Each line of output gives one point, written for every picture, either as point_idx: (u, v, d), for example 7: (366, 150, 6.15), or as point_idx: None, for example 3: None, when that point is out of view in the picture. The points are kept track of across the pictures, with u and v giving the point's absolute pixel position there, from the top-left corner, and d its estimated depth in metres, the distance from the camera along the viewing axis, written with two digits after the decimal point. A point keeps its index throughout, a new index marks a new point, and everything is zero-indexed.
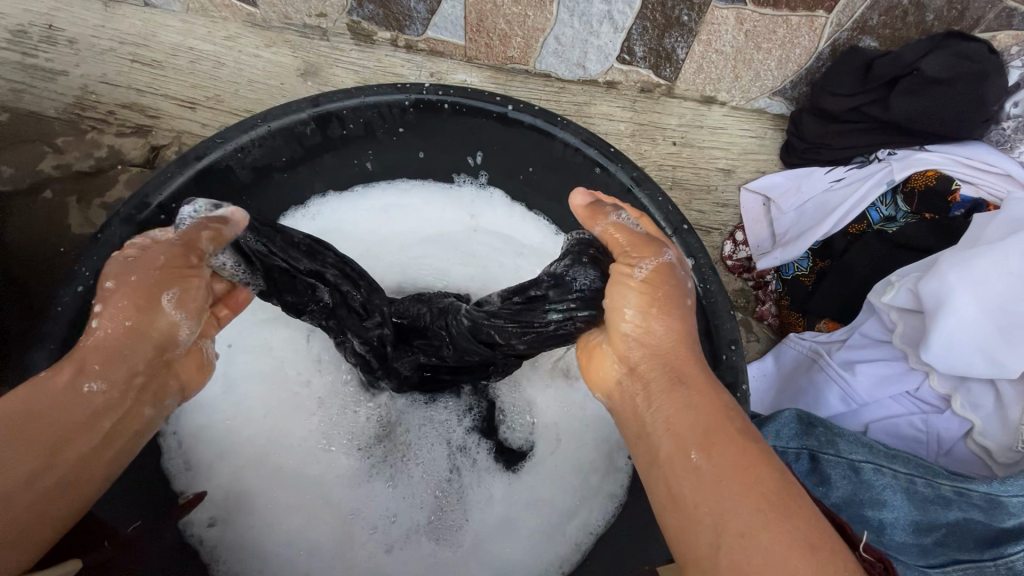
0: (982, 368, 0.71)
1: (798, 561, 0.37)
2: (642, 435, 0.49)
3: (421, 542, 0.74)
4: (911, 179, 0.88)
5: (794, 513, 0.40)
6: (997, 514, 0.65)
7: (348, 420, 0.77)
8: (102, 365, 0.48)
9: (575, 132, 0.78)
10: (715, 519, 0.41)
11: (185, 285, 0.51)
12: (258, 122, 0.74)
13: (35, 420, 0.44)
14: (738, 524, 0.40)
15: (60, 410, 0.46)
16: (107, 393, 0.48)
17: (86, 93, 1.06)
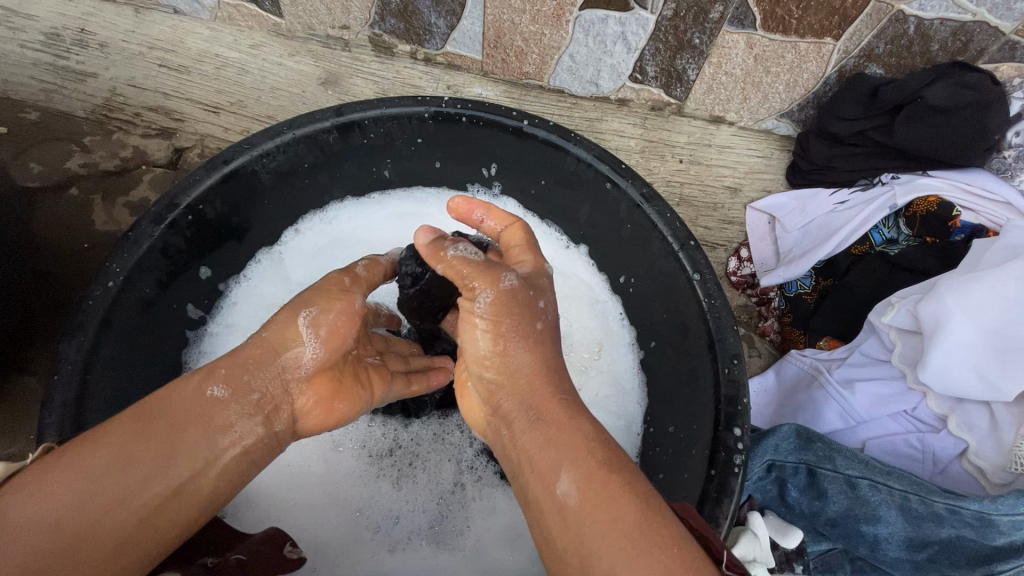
0: (978, 391, 0.73)
1: None
2: (516, 473, 0.50)
3: (424, 546, 0.76)
4: (913, 204, 0.91)
5: (654, 539, 0.41)
6: (988, 532, 0.67)
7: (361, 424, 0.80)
8: (227, 376, 0.55)
9: (588, 148, 0.81)
10: (583, 554, 0.42)
11: (324, 305, 0.58)
12: (284, 129, 0.77)
13: (159, 425, 0.50)
14: (603, 557, 0.41)
15: (183, 415, 0.52)
16: (226, 405, 0.54)
17: (115, 95, 1.10)
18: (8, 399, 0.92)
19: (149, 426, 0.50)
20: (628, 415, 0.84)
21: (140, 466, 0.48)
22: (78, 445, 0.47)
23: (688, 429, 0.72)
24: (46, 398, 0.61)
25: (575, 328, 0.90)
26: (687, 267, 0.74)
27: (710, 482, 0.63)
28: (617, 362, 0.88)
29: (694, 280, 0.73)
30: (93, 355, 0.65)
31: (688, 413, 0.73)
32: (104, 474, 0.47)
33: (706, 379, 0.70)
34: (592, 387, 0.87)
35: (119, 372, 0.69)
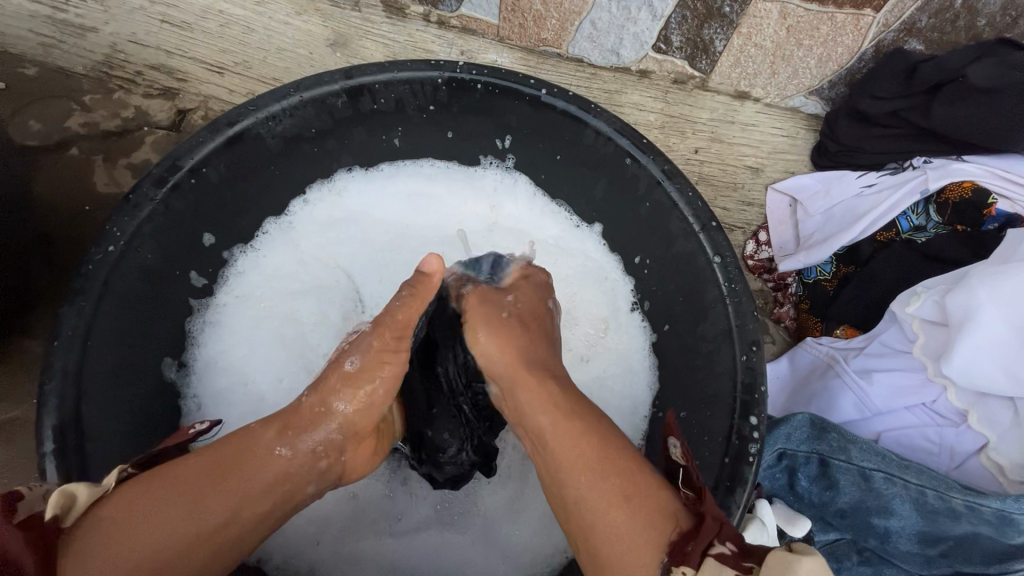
0: (1003, 385, 0.70)
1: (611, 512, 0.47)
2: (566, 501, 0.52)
3: (440, 534, 0.75)
4: (946, 189, 0.86)
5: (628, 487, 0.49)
6: (1007, 530, 0.64)
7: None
8: (287, 434, 0.56)
9: (608, 121, 0.77)
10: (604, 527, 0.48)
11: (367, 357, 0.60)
12: (292, 91, 0.74)
13: (221, 469, 0.52)
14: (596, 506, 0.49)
15: (257, 462, 0.54)
16: (287, 457, 0.56)
17: (115, 51, 1.05)
18: (9, 363, 0.91)
19: (222, 472, 0.52)
20: (636, 397, 0.82)
21: (215, 511, 0.50)
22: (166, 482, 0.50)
23: (701, 415, 0.71)
24: (47, 365, 0.59)
25: (583, 306, 0.88)
26: (707, 249, 0.71)
27: (723, 469, 0.63)
28: (624, 341, 0.85)
29: (714, 263, 0.71)
30: (94, 320, 0.63)
31: (703, 399, 0.71)
32: (169, 527, 0.47)
33: (723, 366, 0.68)
34: (604, 363, 0.84)
35: (121, 339, 0.67)
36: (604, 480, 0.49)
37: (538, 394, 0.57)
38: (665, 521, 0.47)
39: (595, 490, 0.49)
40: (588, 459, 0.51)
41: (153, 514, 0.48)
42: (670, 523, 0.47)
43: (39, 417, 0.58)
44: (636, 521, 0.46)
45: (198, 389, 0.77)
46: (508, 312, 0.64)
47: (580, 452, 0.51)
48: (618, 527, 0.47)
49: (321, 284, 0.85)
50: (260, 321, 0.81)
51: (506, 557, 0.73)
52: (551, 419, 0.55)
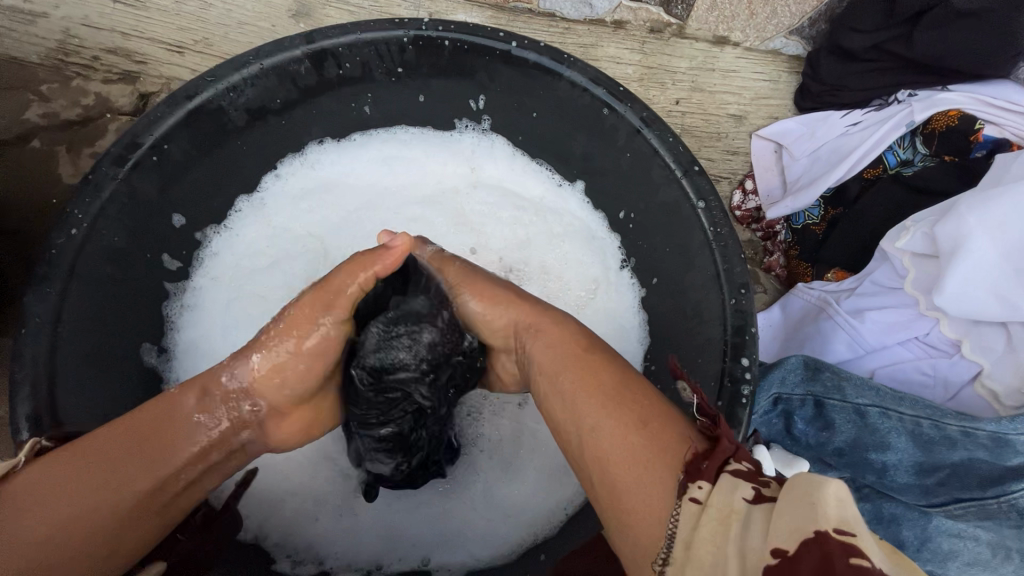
0: (995, 312, 0.70)
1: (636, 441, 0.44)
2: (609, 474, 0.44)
3: (437, 503, 0.73)
4: (933, 119, 0.85)
5: (660, 426, 0.44)
6: (1003, 452, 0.66)
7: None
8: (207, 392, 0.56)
9: (582, 71, 0.74)
10: (637, 470, 0.42)
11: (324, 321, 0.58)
12: (252, 59, 0.71)
13: (138, 436, 0.52)
14: (635, 449, 0.43)
15: (177, 426, 0.54)
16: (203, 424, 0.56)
17: (68, 37, 1.01)
18: None
19: (142, 439, 0.52)
20: (628, 354, 0.81)
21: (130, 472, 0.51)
22: (80, 445, 0.51)
23: (693, 364, 0.70)
24: (17, 354, 0.58)
25: (572, 267, 0.85)
26: (691, 194, 0.70)
27: (718, 414, 0.62)
28: (614, 300, 0.83)
29: (698, 208, 0.69)
30: (62, 307, 0.61)
31: (694, 347, 0.70)
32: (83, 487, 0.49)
33: (713, 312, 0.67)
34: (594, 324, 0.83)
35: (93, 325, 0.65)
36: (610, 408, 0.47)
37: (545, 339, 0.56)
38: (675, 444, 0.43)
39: (615, 407, 0.47)
40: (600, 409, 0.47)
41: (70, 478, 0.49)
42: (681, 447, 0.42)
43: (13, 408, 0.56)
44: (648, 473, 0.41)
45: (180, 373, 0.75)
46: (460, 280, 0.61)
47: (600, 408, 0.47)
48: (633, 456, 0.43)
49: (296, 256, 0.83)
50: (236, 300, 0.79)
51: (507, 518, 0.73)
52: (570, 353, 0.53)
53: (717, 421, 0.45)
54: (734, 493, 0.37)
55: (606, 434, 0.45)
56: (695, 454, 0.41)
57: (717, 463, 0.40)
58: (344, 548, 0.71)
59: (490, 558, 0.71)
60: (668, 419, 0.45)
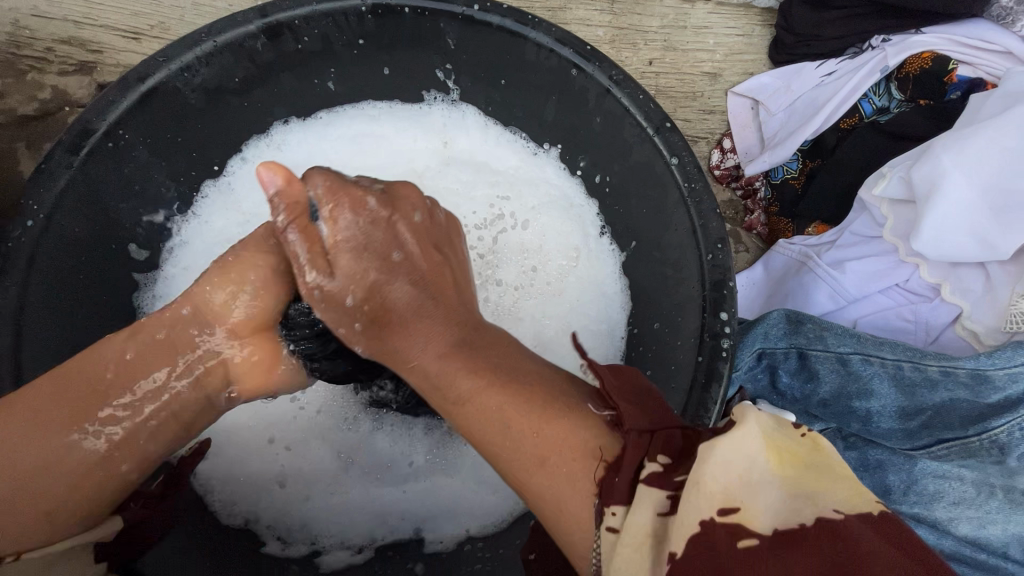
0: (973, 253, 0.70)
1: (555, 459, 0.42)
2: (552, 507, 0.41)
3: (431, 478, 0.74)
4: (906, 64, 0.83)
5: (556, 421, 0.43)
6: (983, 390, 0.66)
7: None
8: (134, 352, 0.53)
9: (547, 31, 0.71)
10: (553, 490, 0.41)
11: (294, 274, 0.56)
12: (203, 36, 0.68)
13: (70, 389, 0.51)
14: (543, 454, 0.42)
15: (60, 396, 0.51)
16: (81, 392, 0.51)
17: (18, 28, 0.97)
18: None
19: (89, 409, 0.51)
20: (611, 319, 0.80)
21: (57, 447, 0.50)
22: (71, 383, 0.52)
23: (674, 323, 0.69)
24: None
25: (549, 236, 0.84)
26: (663, 151, 0.68)
27: (699, 368, 0.61)
28: (594, 267, 0.83)
29: (672, 164, 0.68)
30: (26, 301, 0.59)
31: (673, 307, 0.70)
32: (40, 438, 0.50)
33: (691, 269, 0.66)
34: (575, 292, 0.82)
35: (59, 322, 0.64)
36: (523, 418, 0.44)
37: (422, 343, 0.50)
38: (592, 453, 0.42)
39: (521, 430, 0.43)
40: (532, 447, 0.43)
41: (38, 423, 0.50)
42: (590, 458, 0.41)
43: None
44: (572, 489, 0.41)
45: None
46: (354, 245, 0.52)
47: (519, 425, 0.43)
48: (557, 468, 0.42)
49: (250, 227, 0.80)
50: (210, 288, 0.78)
51: (498, 489, 0.72)
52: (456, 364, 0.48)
53: (620, 411, 0.43)
54: (648, 509, 0.38)
55: (520, 466, 0.43)
56: (607, 467, 0.40)
57: (630, 466, 0.40)
58: (340, 529, 0.71)
59: (489, 532, 0.71)
60: (574, 427, 0.43)
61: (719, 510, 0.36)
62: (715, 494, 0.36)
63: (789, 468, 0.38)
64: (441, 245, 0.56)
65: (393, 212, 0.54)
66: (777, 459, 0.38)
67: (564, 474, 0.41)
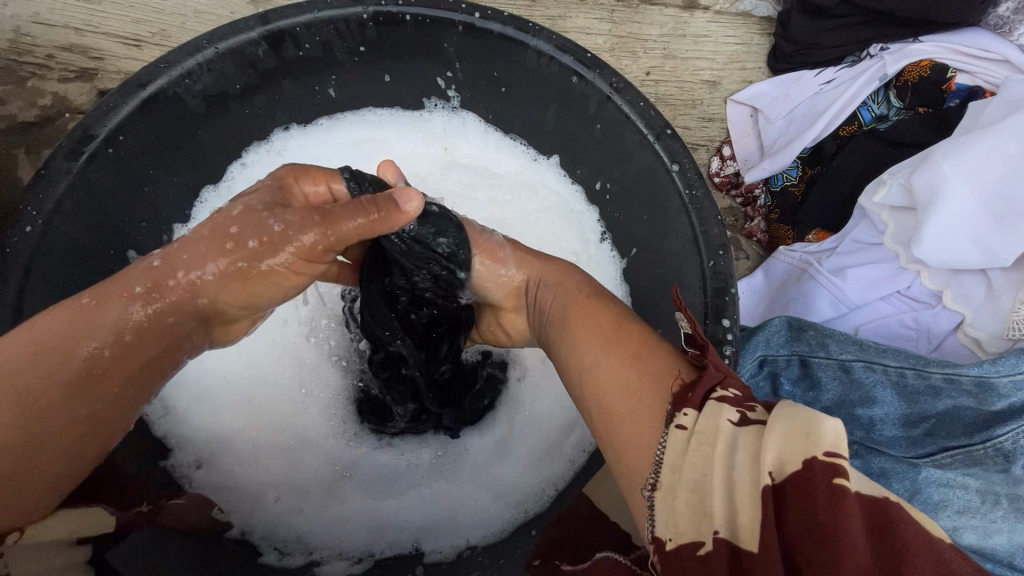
0: (974, 259, 0.69)
1: (624, 374, 0.44)
2: (621, 421, 0.42)
3: (430, 486, 0.74)
4: (905, 71, 0.84)
5: (642, 353, 0.45)
6: (987, 397, 0.66)
7: (328, 369, 0.77)
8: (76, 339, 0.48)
9: (548, 39, 0.71)
10: (626, 409, 0.42)
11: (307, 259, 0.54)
12: (204, 43, 0.68)
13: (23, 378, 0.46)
14: (620, 375, 0.44)
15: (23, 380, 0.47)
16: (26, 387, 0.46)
17: (20, 35, 0.97)
18: None
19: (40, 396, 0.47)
20: None
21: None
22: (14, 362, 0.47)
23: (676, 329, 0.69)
24: None
25: (550, 242, 0.84)
26: (664, 158, 0.68)
27: None
28: (596, 274, 0.82)
29: (673, 171, 0.68)
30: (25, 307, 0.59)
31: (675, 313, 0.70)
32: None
33: (692, 275, 0.66)
34: None
35: None
36: (611, 342, 0.47)
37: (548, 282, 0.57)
38: (667, 380, 0.43)
39: (610, 352, 0.46)
40: (614, 363, 0.45)
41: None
42: (667, 380, 0.43)
43: None
44: (643, 397, 0.42)
45: None
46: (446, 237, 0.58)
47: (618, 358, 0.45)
48: (629, 393, 0.43)
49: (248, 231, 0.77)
50: None
51: (499, 499, 0.72)
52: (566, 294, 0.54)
53: (704, 347, 0.44)
54: (721, 416, 0.38)
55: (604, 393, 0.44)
56: (680, 384, 0.42)
57: (702, 391, 0.40)
58: (335, 542, 0.70)
59: (490, 540, 0.70)
60: (661, 362, 0.44)
61: (823, 452, 0.33)
62: (823, 441, 0.33)
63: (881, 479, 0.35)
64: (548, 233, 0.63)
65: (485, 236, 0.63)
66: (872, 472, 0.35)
67: (637, 389, 0.43)
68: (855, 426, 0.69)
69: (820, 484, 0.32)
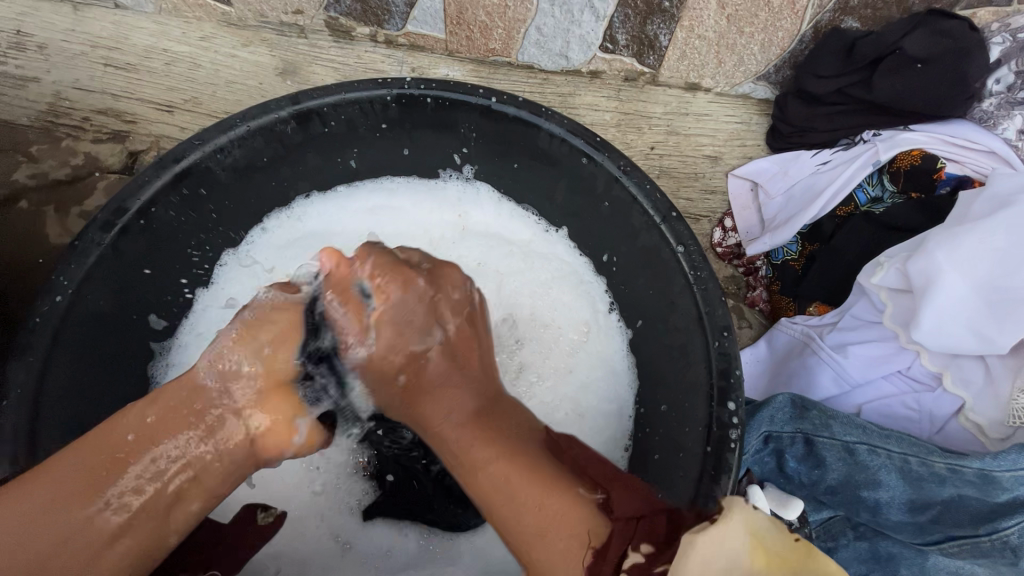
0: (971, 345, 0.72)
1: (548, 502, 0.54)
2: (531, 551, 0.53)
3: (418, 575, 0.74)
4: (896, 159, 0.89)
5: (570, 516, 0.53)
6: (991, 489, 0.67)
7: (332, 450, 0.78)
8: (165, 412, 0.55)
9: (559, 123, 0.75)
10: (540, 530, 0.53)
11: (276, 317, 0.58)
12: (238, 122, 0.72)
13: (102, 458, 0.53)
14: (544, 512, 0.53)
15: (97, 460, 0.53)
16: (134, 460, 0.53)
17: (59, 99, 1.03)
18: None
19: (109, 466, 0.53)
20: (620, 398, 0.82)
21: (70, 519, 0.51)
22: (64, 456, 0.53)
23: (680, 407, 0.70)
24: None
25: (561, 312, 0.86)
26: (670, 240, 0.71)
27: (707, 460, 0.62)
28: (603, 344, 0.84)
29: (678, 253, 0.71)
30: (46, 376, 0.61)
31: (679, 391, 0.71)
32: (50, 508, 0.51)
33: (697, 354, 0.68)
34: (584, 369, 0.83)
35: (75, 394, 0.65)
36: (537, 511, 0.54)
37: (448, 410, 0.60)
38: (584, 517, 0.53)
39: (525, 501, 0.54)
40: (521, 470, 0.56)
41: (55, 490, 0.51)
42: (582, 546, 0.52)
43: None
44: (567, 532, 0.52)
45: None
46: (462, 302, 0.62)
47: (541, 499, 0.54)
48: (544, 526, 0.53)
49: None
50: None
51: None
52: (461, 435, 0.59)
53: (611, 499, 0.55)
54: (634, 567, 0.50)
55: (521, 518, 0.54)
56: (594, 553, 0.51)
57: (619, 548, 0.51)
58: None
59: None
60: (577, 509, 0.53)
61: None
62: (694, 568, 0.43)
63: (779, 570, 0.42)
64: (469, 349, 0.62)
65: (437, 292, 0.60)
66: (765, 560, 0.43)
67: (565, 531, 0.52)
68: (858, 509, 0.70)
69: None
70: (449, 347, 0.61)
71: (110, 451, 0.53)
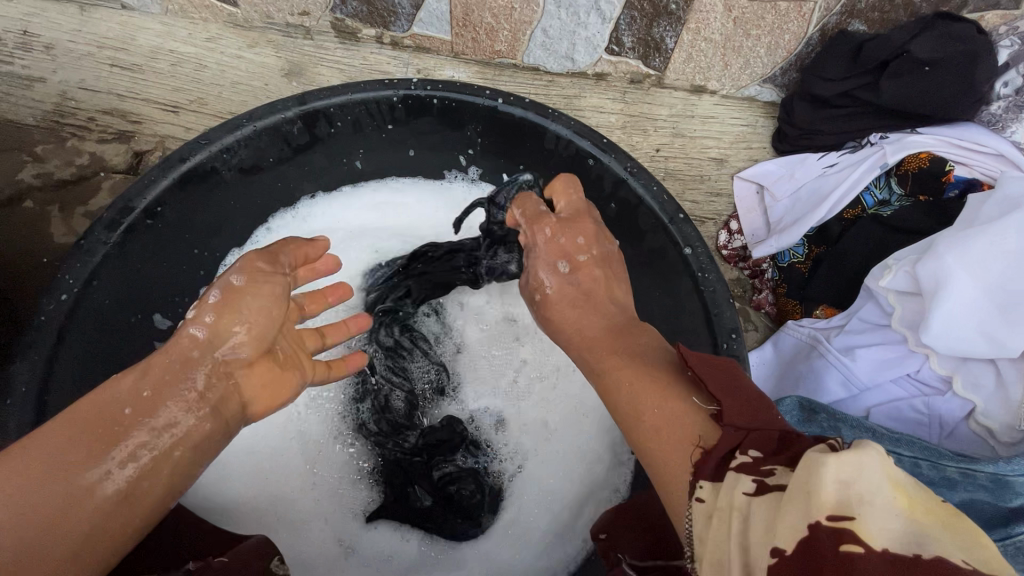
0: (981, 349, 0.71)
1: (649, 406, 0.45)
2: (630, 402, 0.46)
3: None
4: (905, 161, 0.88)
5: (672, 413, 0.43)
6: (1004, 493, 0.65)
7: (337, 452, 0.79)
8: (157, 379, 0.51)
9: (566, 124, 0.75)
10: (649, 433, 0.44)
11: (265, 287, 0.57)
12: (243, 122, 0.72)
13: (97, 427, 0.48)
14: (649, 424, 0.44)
15: (91, 428, 0.48)
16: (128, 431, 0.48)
17: (65, 99, 1.03)
18: None
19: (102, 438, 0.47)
20: None
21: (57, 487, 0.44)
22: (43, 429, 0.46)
23: None
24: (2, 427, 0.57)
25: None
26: (678, 241, 0.71)
27: None
28: None
29: (686, 254, 0.70)
30: (50, 376, 0.60)
31: None
32: (30, 483, 0.44)
33: (705, 356, 0.68)
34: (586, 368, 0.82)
35: (79, 394, 0.65)
36: (646, 414, 0.45)
37: (586, 330, 0.55)
38: (688, 433, 0.42)
39: (645, 405, 0.45)
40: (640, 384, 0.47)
41: (37, 464, 0.44)
42: (686, 445, 0.41)
43: None
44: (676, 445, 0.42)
45: None
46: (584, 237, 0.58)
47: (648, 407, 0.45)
48: (654, 431, 0.43)
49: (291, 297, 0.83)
50: None
51: None
52: (588, 349, 0.54)
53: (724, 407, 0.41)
54: (736, 487, 0.35)
55: (632, 417, 0.46)
56: (701, 452, 0.40)
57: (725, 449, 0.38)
58: None
59: None
60: (683, 414, 0.43)
61: (827, 517, 0.30)
62: (825, 502, 0.31)
63: (924, 516, 0.30)
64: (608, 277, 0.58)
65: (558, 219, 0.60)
66: (908, 503, 0.31)
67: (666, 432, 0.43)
68: None
69: (827, 550, 0.29)
70: (577, 275, 0.57)
71: (100, 420, 0.48)
